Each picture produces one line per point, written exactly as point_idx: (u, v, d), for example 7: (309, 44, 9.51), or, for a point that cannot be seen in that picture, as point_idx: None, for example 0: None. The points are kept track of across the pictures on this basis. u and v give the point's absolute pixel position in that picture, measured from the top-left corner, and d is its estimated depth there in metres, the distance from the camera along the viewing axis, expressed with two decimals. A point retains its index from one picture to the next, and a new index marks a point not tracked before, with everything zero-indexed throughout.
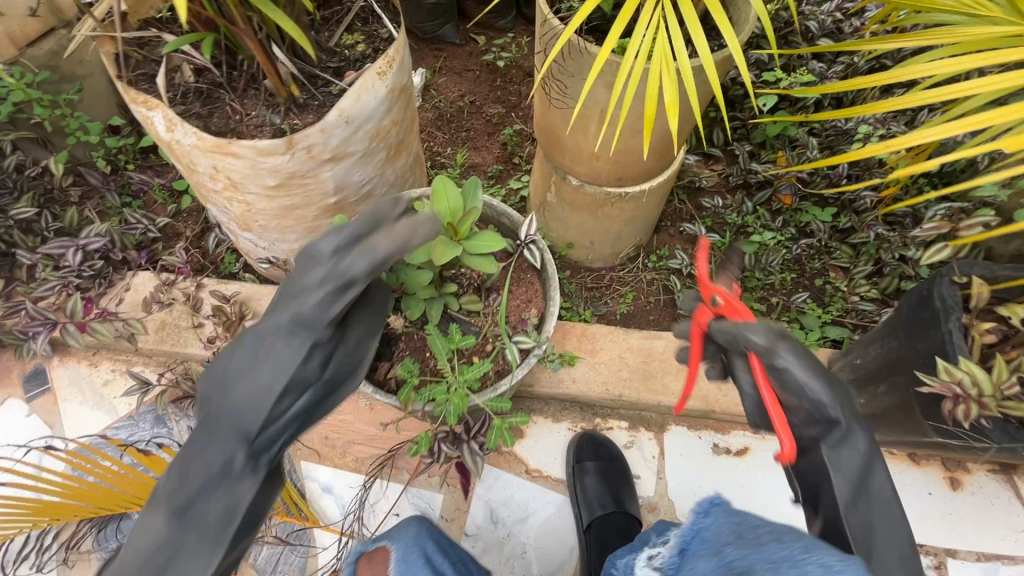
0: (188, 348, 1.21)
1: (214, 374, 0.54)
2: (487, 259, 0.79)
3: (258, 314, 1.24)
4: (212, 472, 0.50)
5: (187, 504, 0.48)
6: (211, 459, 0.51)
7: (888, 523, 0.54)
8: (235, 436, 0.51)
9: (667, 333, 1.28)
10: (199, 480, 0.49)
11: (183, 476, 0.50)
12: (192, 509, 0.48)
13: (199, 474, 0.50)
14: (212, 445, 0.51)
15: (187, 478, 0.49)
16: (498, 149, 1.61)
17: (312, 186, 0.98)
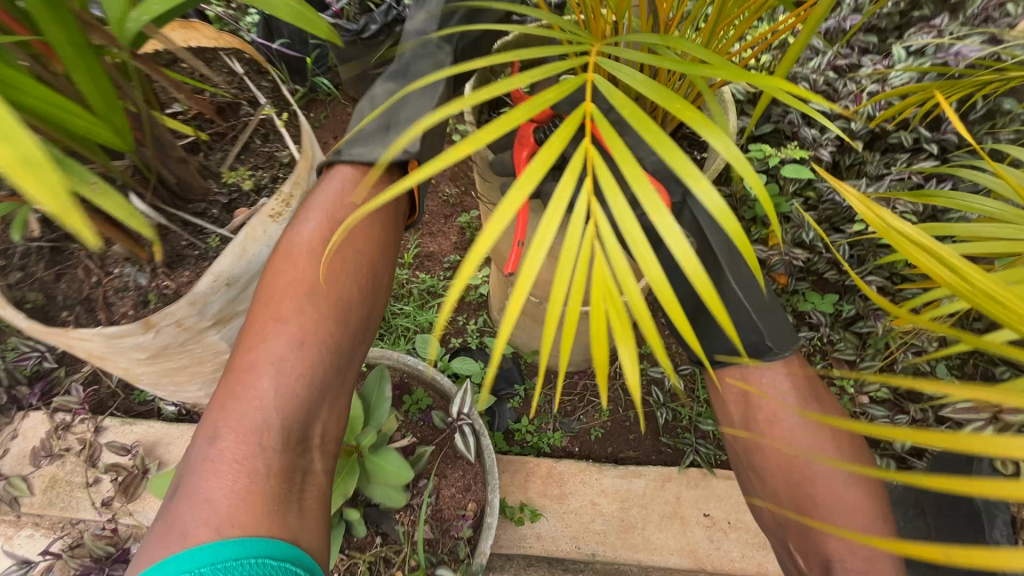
0: (81, 512, 1.03)
1: (361, 138, 0.68)
2: (393, 486, 0.61)
3: (165, 465, 1.05)
4: (374, 215, 0.66)
5: (344, 317, 0.61)
6: (366, 246, 0.65)
7: (827, 472, 0.70)
8: (383, 126, 0.67)
9: (649, 468, 1.09)
10: (383, 137, 0.67)
11: (289, 304, 0.60)
12: (336, 288, 0.61)
13: (359, 234, 0.65)
14: (387, 138, 0.67)
15: (285, 347, 0.57)
16: (456, 235, 1.43)
17: (197, 350, 0.79)
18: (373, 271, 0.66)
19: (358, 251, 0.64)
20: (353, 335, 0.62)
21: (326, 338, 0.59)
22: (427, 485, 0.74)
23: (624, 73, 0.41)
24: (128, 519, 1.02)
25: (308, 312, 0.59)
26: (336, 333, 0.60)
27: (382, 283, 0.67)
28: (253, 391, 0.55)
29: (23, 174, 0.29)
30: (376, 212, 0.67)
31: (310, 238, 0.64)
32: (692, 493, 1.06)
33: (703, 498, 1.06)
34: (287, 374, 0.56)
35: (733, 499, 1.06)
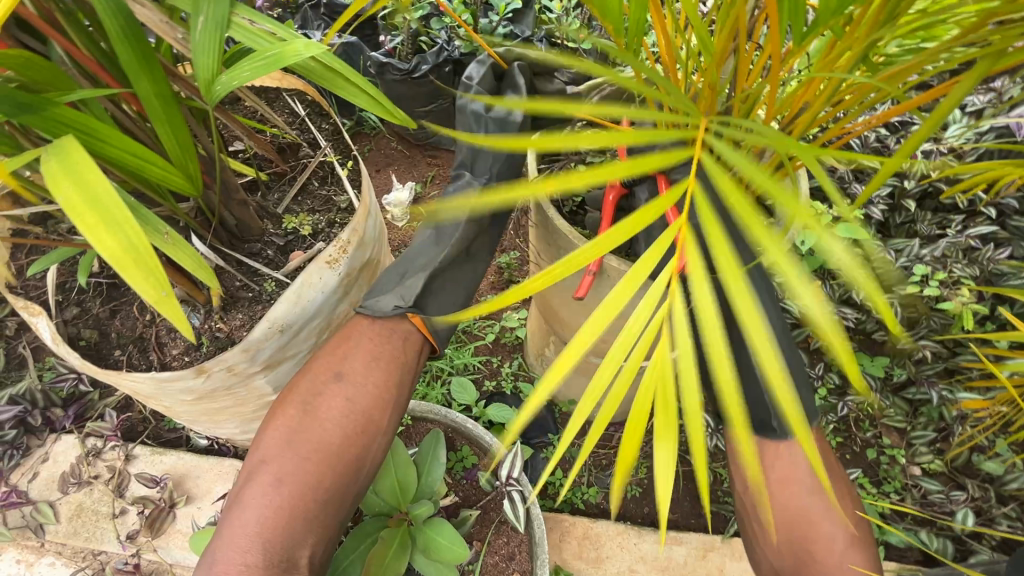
0: (105, 543, 1.01)
1: (380, 287, 0.66)
2: (445, 564, 0.58)
3: (192, 500, 1.03)
4: (371, 360, 0.62)
5: (333, 461, 0.57)
6: (360, 390, 0.60)
7: (832, 529, 0.62)
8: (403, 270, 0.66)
9: (691, 534, 1.04)
10: (397, 283, 0.66)
11: (271, 446, 0.57)
12: (319, 429, 0.57)
13: (351, 373, 0.61)
14: (403, 281, 0.66)
15: (266, 484, 0.55)
16: (494, 274, 1.41)
17: (242, 392, 0.77)
18: (368, 409, 0.60)
19: (348, 398, 0.60)
20: (342, 474, 0.57)
21: (308, 478, 0.55)
22: (472, 551, 0.71)
23: (730, 157, 0.41)
24: (152, 554, 1.00)
25: (290, 452, 0.56)
26: (319, 475, 0.56)
27: (382, 423, 0.61)
28: (237, 522, 0.54)
29: (125, 262, 0.31)
30: (373, 347, 0.63)
31: (303, 382, 0.61)
32: (737, 565, 1.00)
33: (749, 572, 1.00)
34: (268, 511, 0.54)
35: None
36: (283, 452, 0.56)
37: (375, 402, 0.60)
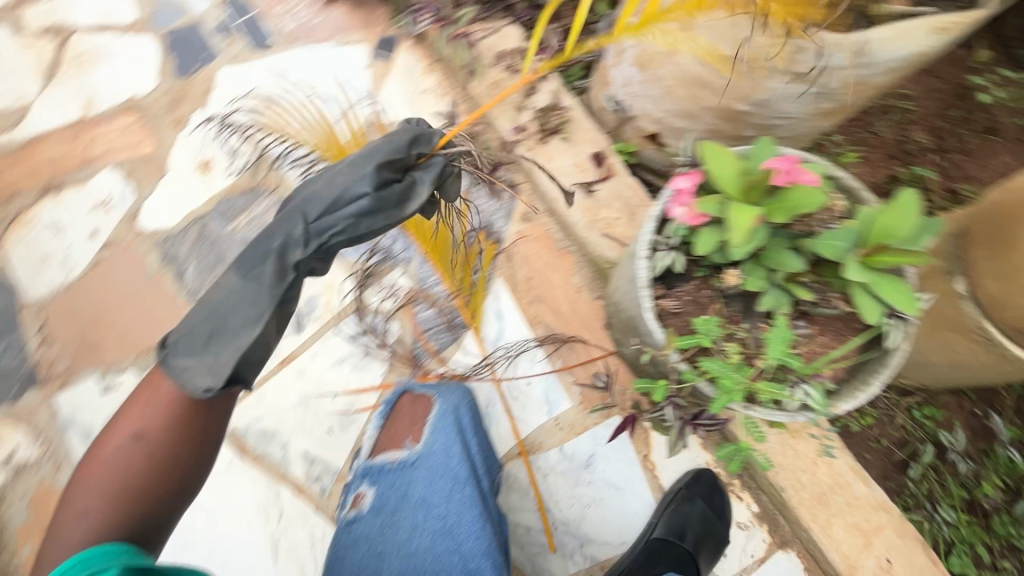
0: (499, 121, 1.25)
1: (188, 351, 0.71)
2: (874, 307, 0.65)
3: (566, 140, 1.22)
4: (214, 312, 0.74)
5: (220, 325, 0.72)
6: (140, 456, 0.68)
7: None
8: (272, 253, 0.74)
9: (877, 488, 1.08)
10: (207, 345, 0.71)
11: (126, 430, 0.69)
12: (103, 470, 0.67)
13: (148, 426, 0.69)
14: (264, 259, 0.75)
15: (206, 341, 0.72)
16: (882, 177, 1.31)
17: (747, 82, 0.84)
18: (166, 457, 0.68)
19: (136, 439, 0.68)
20: (157, 477, 0.68)
21: (136, 457, 0.67)
22: (811, 328, 0.75)
23: None
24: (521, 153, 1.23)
25: (94, 497, 0.65)
26: (141, 485, 0.67)
27: (186, 460, 0.70)
28: (91, 498, 0.65)
29: None
30: (159, 412, 0.69)
31: (131, 413, 0.70)
32: (893, 536, 1.06)
33: (897, 549, 1.05)
34: (126, 459, 0.67)
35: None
36: (210, 345, 0.71)
37: (153, 478, 0.68)
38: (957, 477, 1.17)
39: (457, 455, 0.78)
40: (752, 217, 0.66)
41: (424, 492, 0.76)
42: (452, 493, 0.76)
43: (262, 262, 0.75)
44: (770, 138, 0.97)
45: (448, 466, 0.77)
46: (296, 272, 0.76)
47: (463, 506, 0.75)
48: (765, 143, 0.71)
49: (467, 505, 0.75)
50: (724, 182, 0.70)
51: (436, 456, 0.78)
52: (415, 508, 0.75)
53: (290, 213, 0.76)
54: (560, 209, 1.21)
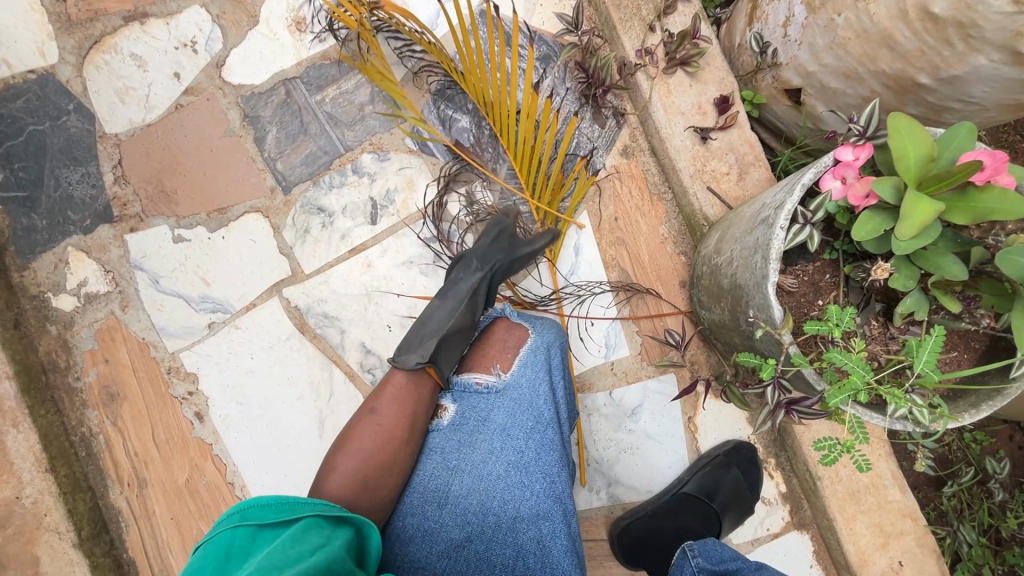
0: (623, 37, 1.12)
1: (415, 345, 0.82)
2: None
3: (691, 76, 1.11)
4: (431, 327, 0.85)
5: (445, 336, 0.84)
6: (381, 430, 0.76)
7: None
8: (463, 292, 0.87)
9: (911, 496, 1.09)
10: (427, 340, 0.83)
11: (371, 421, 0.77)
12: (354, 449, 0.75)
13: (382, 413, 0.77)
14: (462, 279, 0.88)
15: (419, 338, 0.84)
16: None
17: (946, 50, 0.74)
18: (394, 439, 0.76)
19: (374, 428, 0.76)
20: (393, 465, 0.75)
21: (378, 450, 0.75)
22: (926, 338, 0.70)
23: None
24: (639, 80, 1.12)
25: (350, 474, 0.73)
26: (382, 473, 0.74)
27: (402, 455, 0.76)
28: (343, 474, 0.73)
29: None
30: (399, 397, 0.79)
31: (374, 403, 0.78)
32: (912, 543, 1.08)
33: (912, 555, 1.08)
34: (374, 450, 0.74)
35: None
36: (429, 341, 0.83)
37: (397, 458, 0.76)
38: (988, 503, 1.17)
39: (543, 394, 0.82)
40: (930, 211, 0.59)
41: (505, 422, 0.80)
42: (531, 433, 0.80)
43: (457, 295, 0.88)
44: (934, 121, 0.87)
45: (534, 403, 0.81)
46: (475, 294, 0.88)
47: (541, 444, 0.79)
48: (967, 126, 0.62)
49: (547, 448, 0.79)
50: (903, 166, 0.62)
51: (522, 389, 0.82)
52: (494, 437, 0.78)
53: (463, 257, 0.90)
54: (665, 152, 1.12)
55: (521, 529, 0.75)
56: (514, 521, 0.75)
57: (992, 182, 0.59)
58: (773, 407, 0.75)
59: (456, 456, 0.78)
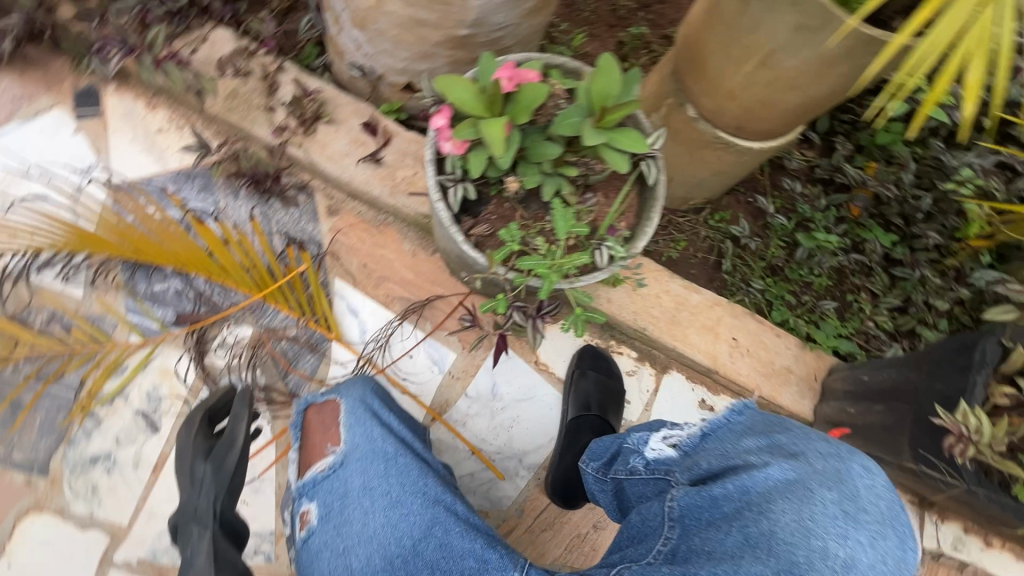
0: (254, 129, 1.18)
1: None
2: (621, 158, 0.77)
3: (331, 122, 1.20)
4: None
5: None
6: None
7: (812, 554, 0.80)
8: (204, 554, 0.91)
9: (706, 291, 1.33)
10: None
11: None
12: None
13: None
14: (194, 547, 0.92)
15: None
16: (612, 46, 1.49)
17: (453, 8, 0.90)
18: None
19: None
20: None
21: None
22: (595, 198, 0.86)
23: None
24: (295, 152, 1.19)
25: None
26: None
27: None
28: None
29: None
30: None
31: None
32: (731, 320, 1.32)
33: (737, 327, 1.32)
34: None
35: (758, 336, 1.32)
36: None
37: None
38: (755, 254, 1.47)
39: (380, 436, 0.85)
40: (502, 126, 0.74)
41: (362, 481, 0.81)
42: (388, 472, 0.82)
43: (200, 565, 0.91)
44: (502, 50, 1.05)
45: (375, 447, 0.84)
46: (217, 548, 0.92)
47: (401, 474, 0.82)
48: (487, 56, 0.78)
49: (406, 472, 0.83)
50: (467, 107, 0.76)
51: (360, 446, 0.84)
52: (361, 498, 0.80)
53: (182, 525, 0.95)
54: (359, 189, 1.21)
55: (426, 550, 0.77)
56: (417, 549, 0.76)
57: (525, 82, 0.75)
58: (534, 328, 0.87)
59: (339, 540, 0.77)
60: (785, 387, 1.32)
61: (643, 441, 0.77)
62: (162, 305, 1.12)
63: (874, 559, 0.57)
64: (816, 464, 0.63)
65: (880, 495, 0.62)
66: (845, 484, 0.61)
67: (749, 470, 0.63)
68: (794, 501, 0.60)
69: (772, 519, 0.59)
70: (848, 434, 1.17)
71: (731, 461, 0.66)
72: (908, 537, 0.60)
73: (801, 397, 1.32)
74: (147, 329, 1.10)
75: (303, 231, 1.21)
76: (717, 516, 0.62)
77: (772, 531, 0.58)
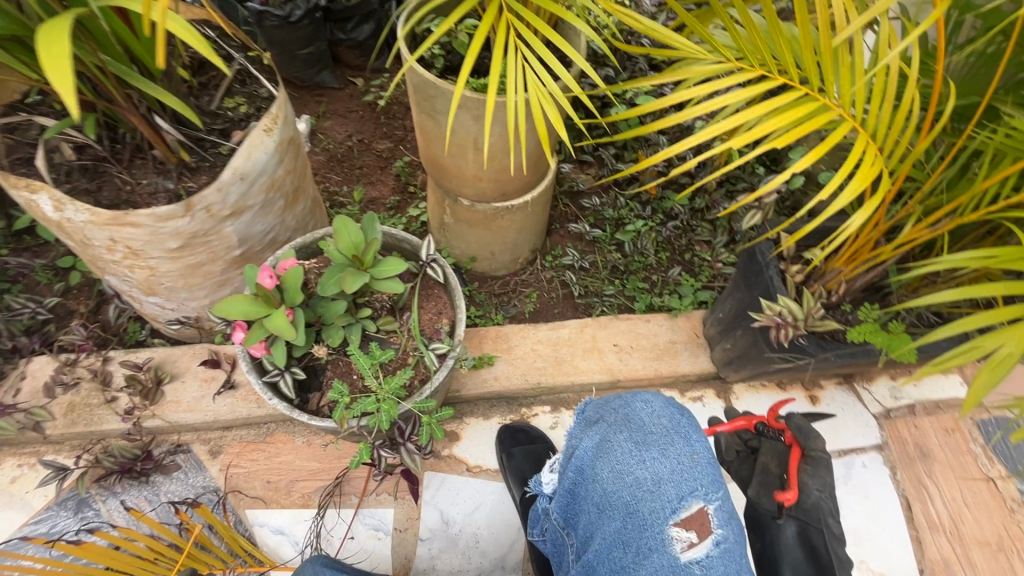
0: (105, 424, 1.20)
1: None
2: (394, 280, 0.89)
3: (176, 377, 1.25)
4: None
5: None
6: None
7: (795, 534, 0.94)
8: None
9: (571, 321, 1.45)
10: None
11: None
12: None
13: None
14: None
15: None
16: (392, 182, 1.70)
17: (214, 242, 1.03)
18: None
19: None
20: None
21: None
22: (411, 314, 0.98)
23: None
24: (153, 422, 1.21)
25: None
26: None
27: None
28: None
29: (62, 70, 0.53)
30: None
31: None
32: (603, 331, 1.44)
33: (612, 334, 1.44)
34: None
35: (633, 331, 1.45)
36: None
37: None
38: (596, 267, 1.65)
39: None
40: (283, 314, 0.84)
41: None
42: None
43: None
44: (284, 243, 1.19)
45: None
46: None
47: None
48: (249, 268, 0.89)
49: None
50: (249, 314, 0.85)
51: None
52: None
53: None
54: (229, 419, 1.24)
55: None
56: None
57: (286, 270, 0.87)
58: (391, 455, 0.94)
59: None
60: (680, 357, 1.43)
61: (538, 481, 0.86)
62: None
63: (671, 464, 0.66)
64: (610, 419, 0.74)
65: (660, 413, 0.72)
66: (631, 422, 0.72)
67: (575, 455, 0.75)
68: (604, 457, 0.71)
69: (600, 482, 0.70)
70: (739, 366, 1.28)
71: (569, 456, 0.78)
72: (692, 433, 0.69)
73: (696, 357, 1.43)
74: None
75: (196, 487, 1.20)
76: (582, 504, 0.74)
77: (605, 491, 0.70)
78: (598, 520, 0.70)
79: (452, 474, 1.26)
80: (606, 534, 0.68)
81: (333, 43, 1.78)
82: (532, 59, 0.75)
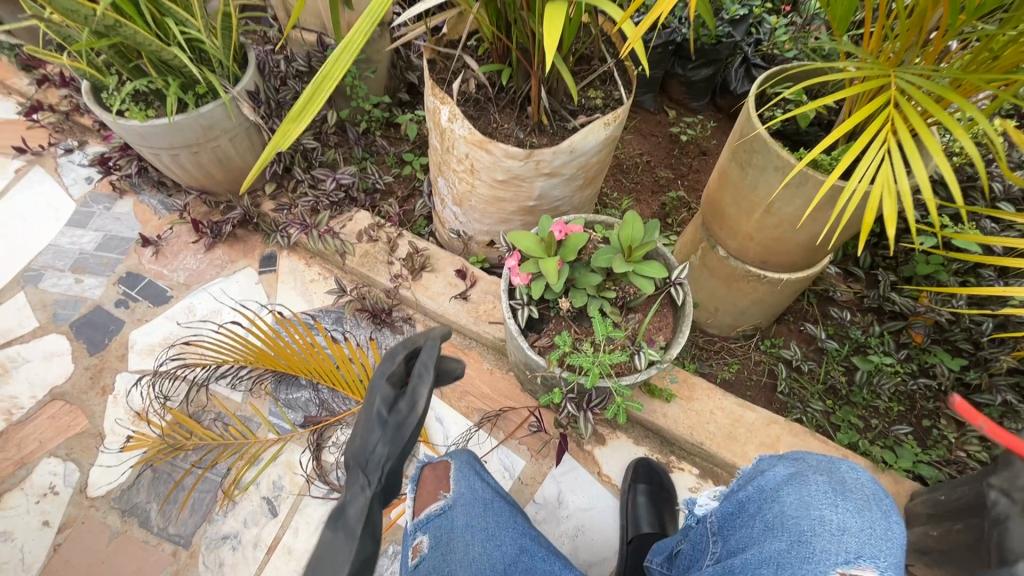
0: (378, 277, 1.58)
1: None
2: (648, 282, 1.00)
3: (433, 271, 1.58)
4: None
5: None
6: None
7: None
8: None
9: (762, 409, 1.40)
10: None
11: None
12: None
13: None
14: None
15: None
16: (656, 207, 1.83)
17: (523, 188, 1.27)
18: None
19: None
20: None
21: None
22: (638, 317, 1.09)
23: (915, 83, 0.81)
24: (405, 293, 1.55)
25: None
26: None
27: None
28: None
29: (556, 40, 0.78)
30: None
31: None
32: (791, 438, 1.35)
33: (799, 445, 1.34)
34: None
35: (823, 456, 1.33)
36: None
37: None
38: (811, 376, 1.54)
39: (481, 488, 0.99)
40: (555, 263, 1.01)
41: (467, 518, 0.93)
42: (487, 515, 0.94)
43: None
44: (562, 213, 1.40)
45: (477, 494, 0.97)
46: None
47: (496, 516, 0.94)
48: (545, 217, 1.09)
49: (501, 517, 0.94)
50: (530, 251, 1.05)
51: (465, 495, 0.97)
52: (464, 534, 0.91)
53: None
54: (450, 321, 1.52)
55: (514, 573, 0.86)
56: (507, 570, 0.86)
57: (571, 233, 1.05)
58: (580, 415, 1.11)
59: (445, 564, 0.87)
60: None
61: (694, 498, 0.88)
62: (295, 409, 1.42)
63: (863, 523, 0.67)
64: (812, 462, 0.76)
65: (865, 484, 0.72)
66: (833, 472, 0.73)
67: (761, 475, 0.77)
68: (794, 486, 0.73)
69: (780, 504, 0.72)
70: (936, 561, 1.09)
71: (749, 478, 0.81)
72: (890, 512, 0.69)
73: None
74: (281, 428, 1.39)
75: None
76: (744, 519, 0.76)
77: (781, 513, 0.71)
78: (759, 536, 0.72)
79: (584, 468, 1.35)
80: (765, 549, 0.69)
81: (669, 74, 1.95)
82: (895, 154, 0.78)
